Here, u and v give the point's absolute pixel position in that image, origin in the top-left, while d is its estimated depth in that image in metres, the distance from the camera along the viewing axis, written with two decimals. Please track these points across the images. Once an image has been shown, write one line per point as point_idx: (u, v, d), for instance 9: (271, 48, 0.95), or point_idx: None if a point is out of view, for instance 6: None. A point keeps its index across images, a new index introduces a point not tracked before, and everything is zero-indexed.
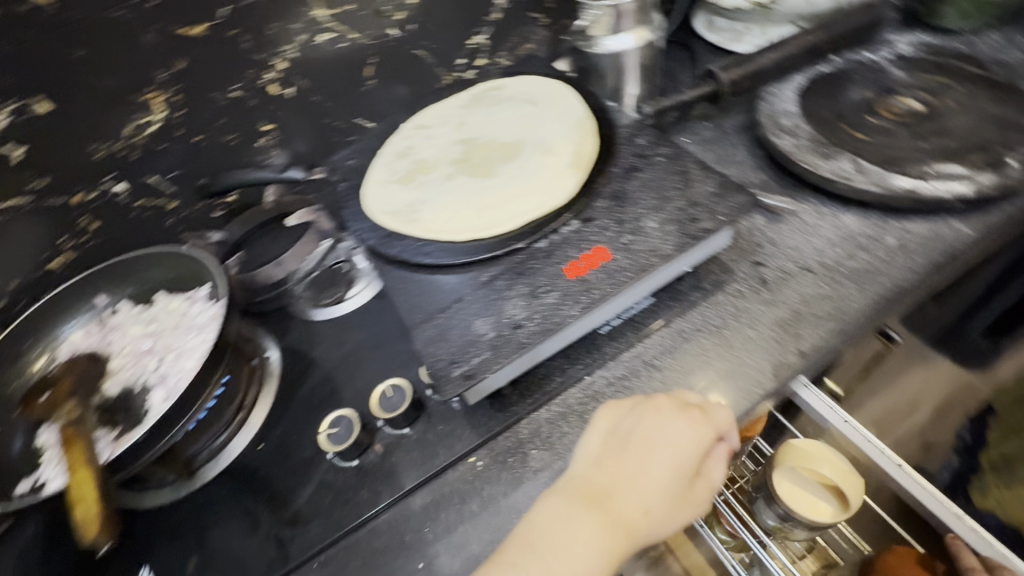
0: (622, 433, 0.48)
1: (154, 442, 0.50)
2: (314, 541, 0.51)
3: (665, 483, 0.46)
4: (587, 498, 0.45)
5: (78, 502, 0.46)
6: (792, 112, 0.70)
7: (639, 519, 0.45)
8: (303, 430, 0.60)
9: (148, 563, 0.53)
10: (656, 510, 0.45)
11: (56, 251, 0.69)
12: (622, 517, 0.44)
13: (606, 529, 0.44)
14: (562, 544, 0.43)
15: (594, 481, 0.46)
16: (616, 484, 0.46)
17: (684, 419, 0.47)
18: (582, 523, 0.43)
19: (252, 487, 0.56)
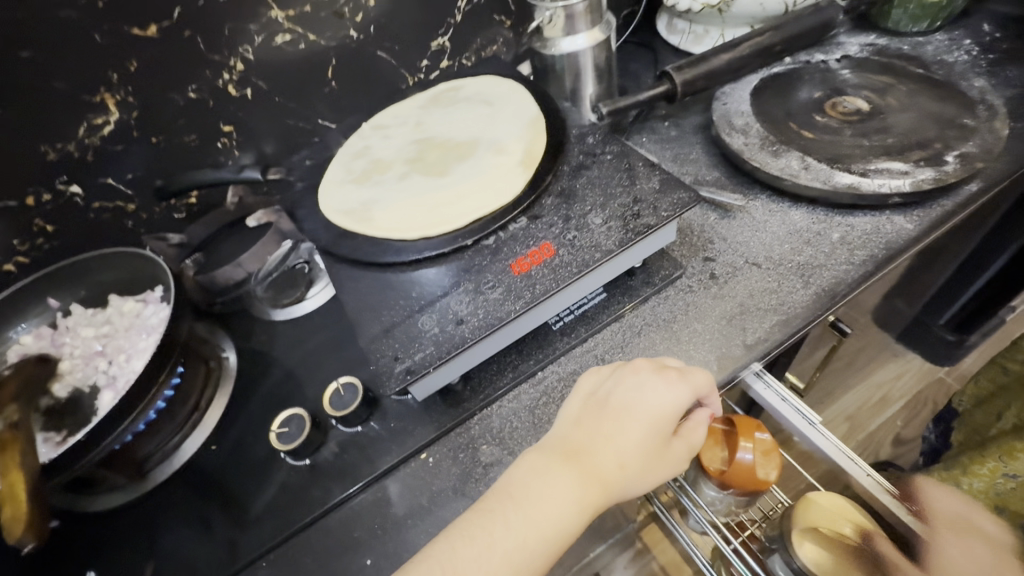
0: (600, 395, 0.49)
1: (96, 444, 0.49)
2: (264, 540, 0.51)
3: (643, 441, 0.46)
4: (564, 453, 0.46)
5: (9, 502, 0.46)
6: (744, 112, 0.72)
7: (615, 474, 0.45)
8: (259, 430, 0.60)
9: (97, 567, 0.53)
10: (631, 466, 0.45)
11: (9, 254, 0.69)
12: (598, 471, 0.45)
13: (579, 482, 0.44)
14: (535, 497, 0.43)
15: (572, 438, 0.47)
16: (593, 440, 0.46)
17: (661, 379, 0.48)
18: (558, 475, 0.44)
19: (205, 488, 0.56)
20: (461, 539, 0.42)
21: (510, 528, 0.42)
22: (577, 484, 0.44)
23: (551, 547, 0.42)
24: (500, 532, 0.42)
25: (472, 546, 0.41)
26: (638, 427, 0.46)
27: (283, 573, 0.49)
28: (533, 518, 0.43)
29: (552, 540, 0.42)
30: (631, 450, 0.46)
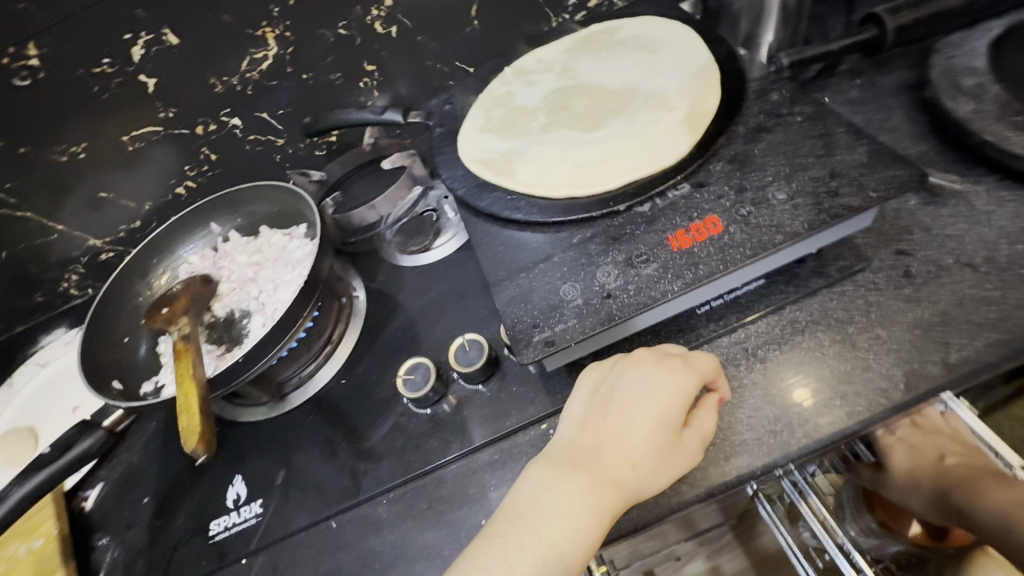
0: (603, 393, 0.46)
1: (252, 364, 0.53)
2: (385, 479, 0.53)
3: (653, 435, 0.42)
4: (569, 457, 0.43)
5: (183, 411, 0.49)
6: (976, 70, 0.57)
7: (627, 474, 0.41)
8: (384, 371, 0.61)
9: (240, 471, 0.58)
10: (644, 463, 0.41)
11: (182, 178, 0.77)
12: (611, 474, 0.41)
13: (590, 488, 0.40)
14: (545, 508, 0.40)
15: (574, 443, 0.44)
16: (597, 439, 0.43)
17: (664, 369, 0.44)
18: (564, 484, 0.41)
19: (334, 418, 0.59)
20: (480, 560, 0.39)
21: (526, 549, 0.39)
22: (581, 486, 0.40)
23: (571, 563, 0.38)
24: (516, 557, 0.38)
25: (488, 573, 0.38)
26: (645, 419, 0.42)
27: (399, 514, 0.51)
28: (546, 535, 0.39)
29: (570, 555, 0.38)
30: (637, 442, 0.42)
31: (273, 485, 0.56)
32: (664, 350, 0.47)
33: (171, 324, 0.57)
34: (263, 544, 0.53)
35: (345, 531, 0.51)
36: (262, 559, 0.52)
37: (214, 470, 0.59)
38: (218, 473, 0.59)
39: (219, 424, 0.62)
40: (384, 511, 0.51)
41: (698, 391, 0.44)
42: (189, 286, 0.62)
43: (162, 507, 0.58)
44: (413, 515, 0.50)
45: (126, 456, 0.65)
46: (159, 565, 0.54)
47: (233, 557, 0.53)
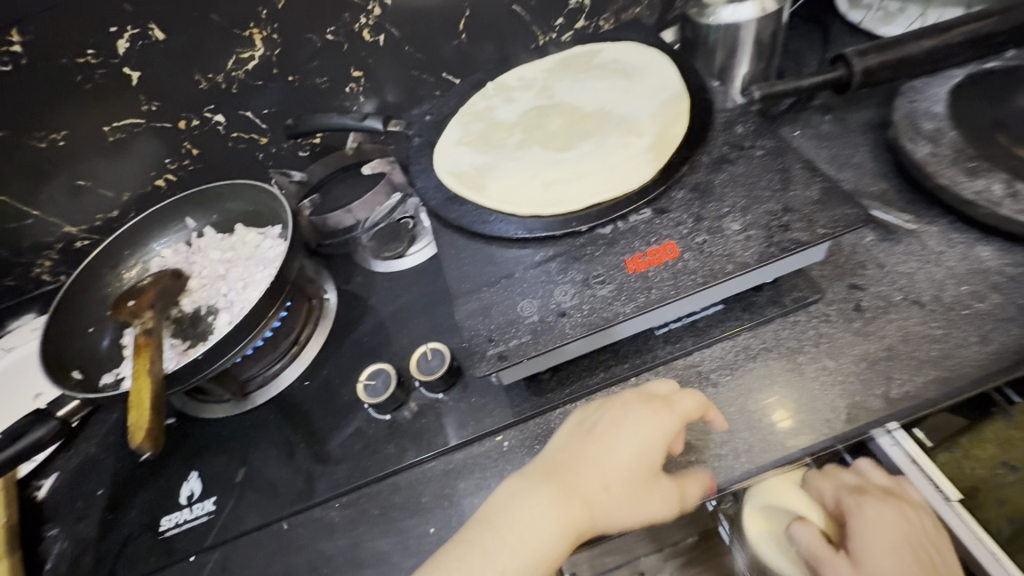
0: (587, 424, 0.46)
1: (212, 362, 0.53)
2: (339, 483, 0.53)
3: (630, 467, 0.42)
4: (544, 477, 0.43)
5: (135, 407, 0.49)
6: (936, 114, 0.59)
7: (600, 499, 0.41)
8: (348, 375, 0.62)
9: (197, 468, 0.58)
10: (618, 492, 0.42)
11: (162, 171, 0.78)
12: (584, 497, 0.41)
13: (560, 505, 0.41)
14: (512, 522, 0.40)
15: (554, 463, 0.44)
16: (576, 464, 0.43)
17: (654, 409, 0.44)
18: (536, 502, 0.41)
19: (295, 420, 0.59)
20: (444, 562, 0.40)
21: (490, 555, 0.39)
22: (551, 509, 0.40)
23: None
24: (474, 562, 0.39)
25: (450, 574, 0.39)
26: (625, 451, 0.43)
27: (351, 519, 0.51)
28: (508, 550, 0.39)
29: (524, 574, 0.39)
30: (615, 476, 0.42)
31: (228, 484, 0.56)
32: (656, 387, 0.47)
33: (135, 318, 0.57)
34: (213, 543, 0.52)
35: (296, 533, 0.52)
36: (211, 557, 0.52)
37: (170, 465, 0.59)
38: (174, 469, 0.59)
39: (180, 419, 0.62)
40: (336, 515, 0.52)
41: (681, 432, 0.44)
42: (156, 279, 0.62)
43: (115, 501, 0.58)
44: (364, 520, 0.51)
45: (84, 447, 0.64)
46: (106, 560, 0.54)
47: (181, 555, 0.52)
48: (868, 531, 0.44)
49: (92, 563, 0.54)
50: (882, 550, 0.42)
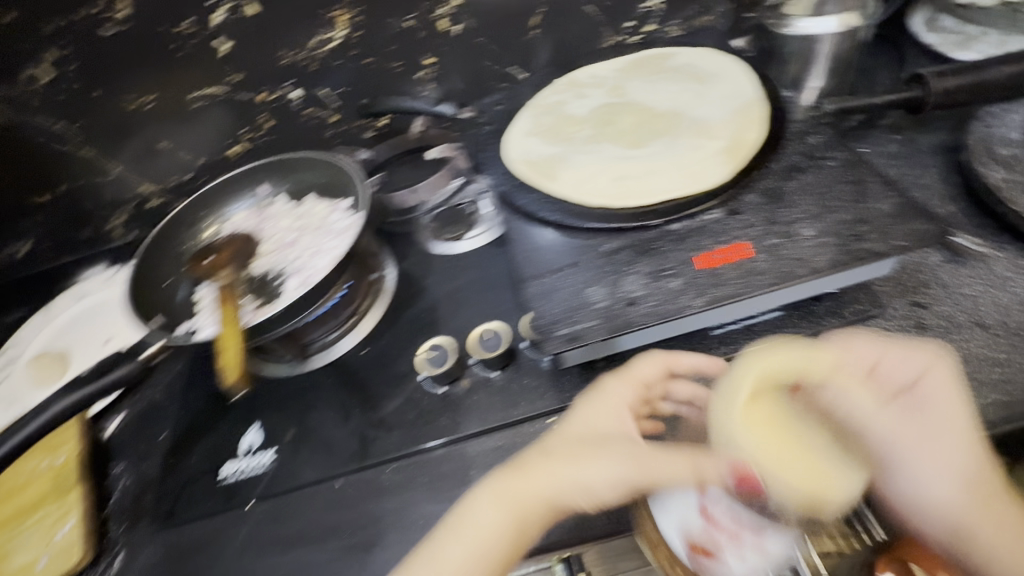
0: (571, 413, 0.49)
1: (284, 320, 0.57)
2: (392, 448, 0.55)
3: (580, 429, 0.44)
4: (509, 488, 0.42)
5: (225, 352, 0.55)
6: (1013, 141, 0.59)
7: (537, 457, 0.44)
8: (404, 348, 0.64)
9: (257, 422, 0.61)
10: (554, 448, 0.44)
11: (236, 140, 0.83)
12: (527, 460, 0.44)
13: (504, 469, 0.44)
14: (471, 545, 0.41)
15: (526, 475, 0.42)
16: (545, 478, 0.42)
17: (617, 411, 0.45)
18: (503, 518, 0.41)
19: (350, 385, 0.62)
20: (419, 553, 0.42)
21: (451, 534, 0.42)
22: (512, 531, 0.41)
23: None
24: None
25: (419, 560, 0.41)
26: (575, 419, 0.46)
27: (402, 483, 0.53)
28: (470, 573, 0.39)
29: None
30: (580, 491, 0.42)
31: (286, 439, 0.59)
32: (607, 387, 0.46)
33: (215, 274, 0.63)
34: (270, 492, 0.55)
35: (348, 490, 0.54)
36: (267, 505, 0.55)
37: (231, 417, 0.62)
38: (235, 420, 0.62)
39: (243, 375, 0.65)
40: (388, 478, 0.54)
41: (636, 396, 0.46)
42: (233, 242, 0.67)
43: (177, 444, 0.61)
44: (415, 485, 0.53)
45: (149, 393, 0.68)
46: (169, 497, 0.57)
47: (239, 500, 0.55)
48: (906, 418, 0.42)
49: (156, 500, 0.58)
50: (920, 452, 0.41)
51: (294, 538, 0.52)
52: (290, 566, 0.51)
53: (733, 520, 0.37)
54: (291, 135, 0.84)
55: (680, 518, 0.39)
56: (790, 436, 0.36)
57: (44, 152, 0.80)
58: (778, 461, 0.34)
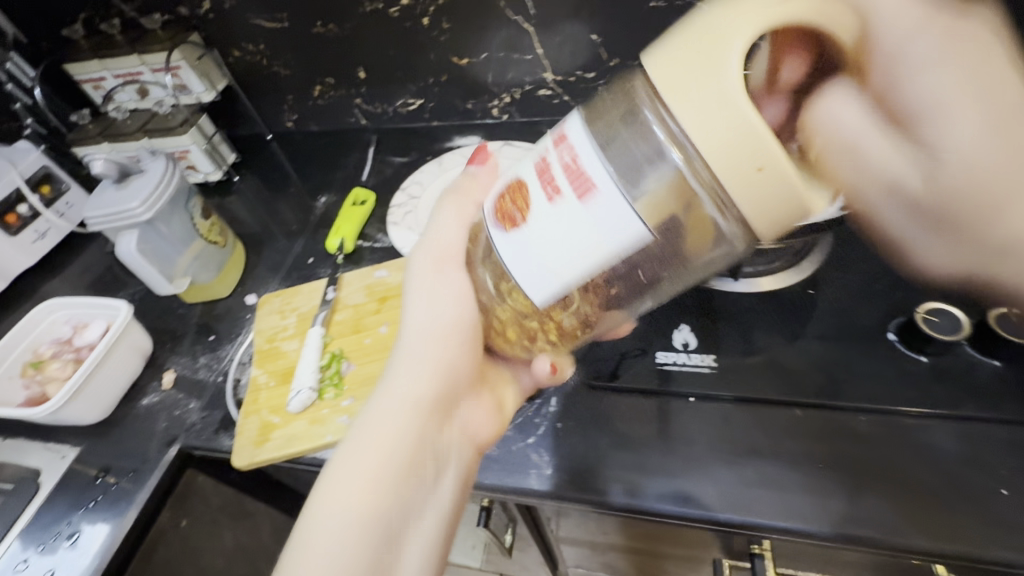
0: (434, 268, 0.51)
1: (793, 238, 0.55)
2: (867, 396, 0.53)
3: (400, 440, 0.45)
4: (412, 405, 0.46)
5: None
6: None
7: (417, 389, 0.47)
8: (856, 302, 0.61)
9: (686, 322, 0.62)
10: (416, 370, 0.48)
11: None
12: (414, 394, 0.47)
13: (410, 418, 0.46)
14: (383, 452, 0.44)
15: (414, 390, 0.47)
16: (422, 386, 0.47)
17: (468, 198, 0.51)
18: (401, 440, 0.45)
19: (792, 320, 0.61)
20: (337, 541, 0.41)
21: (366, 497, 0.42)
22: (380, 445, 0.44)
23: (429, 534, 0.44)
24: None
25: (329, 529, 0.41)
26: (436, 337, 0.49)
27: (875, 435, 0.51)
28: (392, 511, 0.43)
29: (417, 530, 0.44)
30: (447, 383, 0.49)
31: (727, 350, 0.59)
32: (447, 215, 0.51)
33: None
34: (716, 394, 0.56)
35: (816, 421, 0.53)
36: (711, 405, 0.56)
37: (659, 311, 0.64)
38: (664, 316, 0.63)
39: None
40: (864, 427, 0.52)
41: (447, 381, 0.49)
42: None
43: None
44: (895, 445, 0.51)
45: None
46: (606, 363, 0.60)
47: (682, 390, 0.57)
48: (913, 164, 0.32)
49: (590, 360, 0.61)
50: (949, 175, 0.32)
51: (768, 448, 0.52)
52: (761, 470, 0.51)
53: (566, 175, 0.32)
54: None
55: (513, 177, 0.37)
56: (716, 60, 0.27)
57: (490, 17, 0.84)
58: (719, 131, 0.27)
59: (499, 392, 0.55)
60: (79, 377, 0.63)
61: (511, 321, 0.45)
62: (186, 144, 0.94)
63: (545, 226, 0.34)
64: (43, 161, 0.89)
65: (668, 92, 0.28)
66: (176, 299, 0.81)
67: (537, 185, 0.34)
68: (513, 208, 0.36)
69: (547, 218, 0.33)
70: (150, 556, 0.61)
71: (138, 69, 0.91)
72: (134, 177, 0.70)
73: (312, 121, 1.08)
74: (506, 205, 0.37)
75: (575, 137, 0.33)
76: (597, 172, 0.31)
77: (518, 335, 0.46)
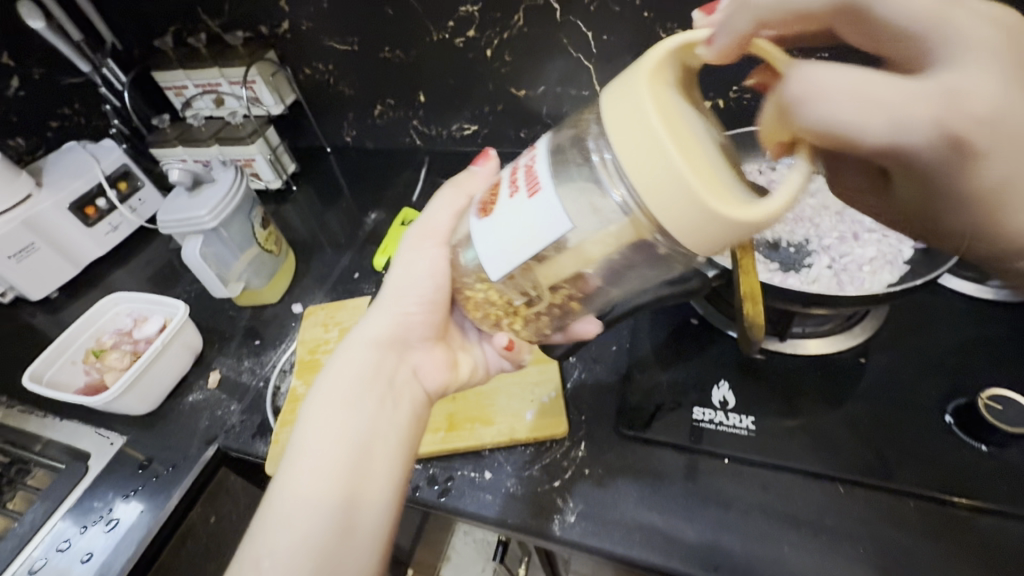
0: (415, 238, 0.53)
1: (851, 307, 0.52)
2: (920, 480, 0.50)
3: (361, 377, 0.48)
4: (370, 344, 0.51)
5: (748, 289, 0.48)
6: None
7: (382, 333, 0.51)
8: (913, 377, 0.58)
9: (726, 379, 0.60)
10: (386, 321, 0.52)
11: None
12: (378, 337, 0.51)
13: (371, 359, 0.50)
14: (348, 389, 0.48)
15: (372, 331, 0.51)
16: (380, 328, 0.51)
17: (463, 190, 0.52)
18: (363, 374, 0.49)
19: (840, 388, 0.58)
20: (300, 463, 0.44)
21: (328, 423, 0.45)
22: (354, 380, 0.48)
23: (396, 461, 0.46)
24: (310, 495, 0.42)
25: (301, 454, 0.44)
26: (405, 286, 0.52)
27: (927, 523, 0.48)
28: (359, 432, 0.45)
29: (384, 456, 0.45)
30: (405, 327, 0.52)
31: (769, 413, 0.57)
32: (439, 202, 0.52)
33: None
34: (754, 458, 0.54)
35: (861, 502, 0.50)
36: (750, 469, 0.54)
37: (699, 364, 0.62)
38: (704, 369, 0.62)
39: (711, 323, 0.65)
40: (913, 514, 0.49)
41: (407, 331, 0.52)
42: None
43: (640, 366, 0.64)
44: (947, 538, 0.48)
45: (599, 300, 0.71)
46: (640, 413, 0.59)
47: (719, 451, 0.55)
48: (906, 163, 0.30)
49: (624, 408, 0.60)
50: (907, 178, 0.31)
51: (804, 521, 0.50)
52: (797, 546, 0.49)
53: (526, 177, 0.37)
54: None
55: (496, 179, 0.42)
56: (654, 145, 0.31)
57: (551, 52, 0.85)
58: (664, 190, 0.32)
59: (454, 349, 0.57)
60: (135, 369, 0.67)
61: (481, 297, 0.48)
62: (253, 153, 0.99)
63: (503, 215, 0.37)
64: (123, 159, 0.96)
65: (632, 164, 0.32)
66: (228, 300, 0.86)
67: (506, 185, 0.39)
68: (489, 200, 0.40)
69: (507, 209, 0.37)
70: (177, 551, 0.62)
71: (218, 81, 0.97)
72: (205, 185, 0.74)
73: (369, 138, 1.12)
74: (487, 199, 0.41)
75: (542, 147, 0.38)
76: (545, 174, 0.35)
77: (480, 305, 0.49)
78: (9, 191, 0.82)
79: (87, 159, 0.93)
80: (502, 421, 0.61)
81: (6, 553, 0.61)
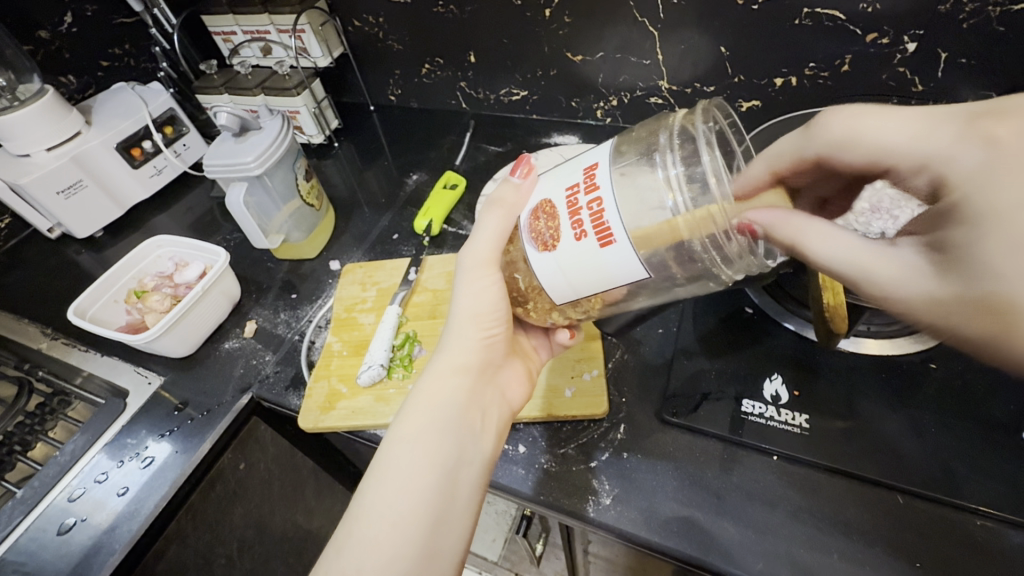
0: (474, 266, 0.51)
1: None
2: (991, 498, 0.47)
3: (451, 402, 0.49)
4: (460, 368, 0.51)
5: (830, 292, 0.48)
6: None
7: (463, 358, 0.52)
8: (989, 390, 0.53)
9: (779, 373, 0.57)
10: (464, 347, 0.52)
11: (793, 72, 0.75)
12: (461, 360, 0.52)
13: (459, 382, 0.50)
14: (438, 412, 0.48)
15: (459, 357, 0.52)
16: (466, 354, 0.52)
17: (506, 208, 0.49)
18: (448, 399, 0.49)
19: (907, 394, 0.54)
20: (390, 485, 0.44)
21: (419, 449, 0.46)
22: (439, 402, 0.49)
23: (481, 481, 0.48)
24: (399, 518, 0.43)
25: (389, 478, 0.45)
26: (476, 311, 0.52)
27: (994, 545, 0.45)
28: (451, 457, 0.46)
29: (468, 479, 0.47)
30: (489, 351, 0.53)
31: (826, 414, 0.54)
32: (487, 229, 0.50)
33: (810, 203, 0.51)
34: (805, 458, 0.51)
35: (922, 515, 0.47)
36: (801, 469, 0.51)
37: (751, 356, 0.59)
38: (757, 361, 0.58)
39: (768, 314, 0.62)
40: (981, 533, 0.46)
41: (487, 355, 0.53)
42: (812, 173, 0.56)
43: (686, 352, 0.61)
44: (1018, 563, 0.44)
45: None
46: (685, 400, 0.57)
47: (768, 447, 0.52)
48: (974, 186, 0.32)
49: (667, 394, 0.58)
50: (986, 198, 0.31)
51: (857, 529, 0.47)
52: (847, 554, 0.46)
53: (591, 222, 0.41)
54: (854, 88, 0.73)
55: (544, 197, 0.45)
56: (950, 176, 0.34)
57: (615, 14, 0.80)
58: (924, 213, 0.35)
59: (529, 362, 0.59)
60: (175, 312, 0.67)
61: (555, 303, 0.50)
62: (298, 105, 0.97)
63: (567, 253, 0.42)
64: (170, 104, 0.95)
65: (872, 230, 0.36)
66: (267, 253, 0.85)
67: (569, 215, 0.42)
68: (548, 232, 0.43)
69: (576, 254, 0.42)
70: (208, 492, 0.63)
71: (267, 29, 0.95)
72: (252, 132, 0.73)
73: (413, 98, 1.09)
74: (542, 229, 0.44)
75: (601, 178, 0.41)
76: (616, 227, 0.39)
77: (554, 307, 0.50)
78: (57, 128, 0.82)
79: (135, 100, 0.93)
80: (542, 395, 0.60)
81: (48, 479, 0.62)
